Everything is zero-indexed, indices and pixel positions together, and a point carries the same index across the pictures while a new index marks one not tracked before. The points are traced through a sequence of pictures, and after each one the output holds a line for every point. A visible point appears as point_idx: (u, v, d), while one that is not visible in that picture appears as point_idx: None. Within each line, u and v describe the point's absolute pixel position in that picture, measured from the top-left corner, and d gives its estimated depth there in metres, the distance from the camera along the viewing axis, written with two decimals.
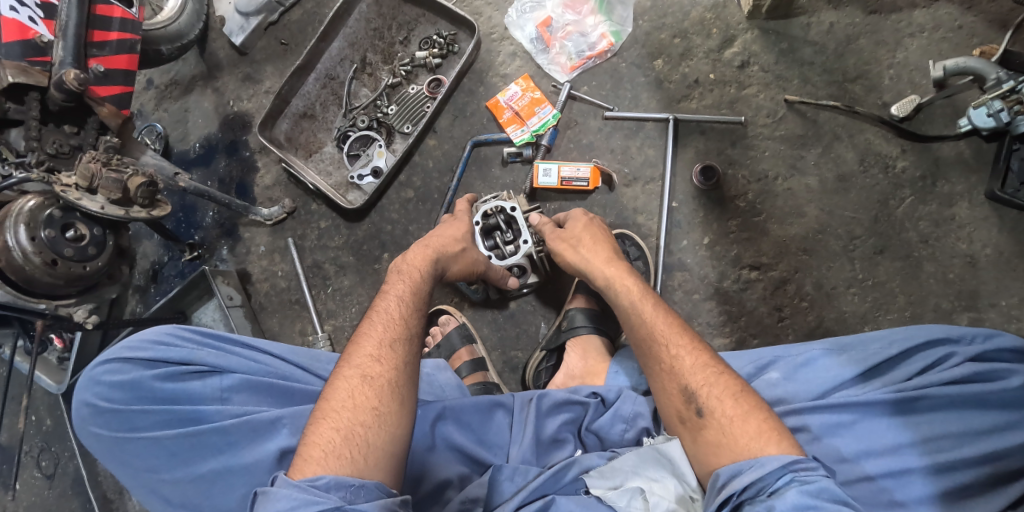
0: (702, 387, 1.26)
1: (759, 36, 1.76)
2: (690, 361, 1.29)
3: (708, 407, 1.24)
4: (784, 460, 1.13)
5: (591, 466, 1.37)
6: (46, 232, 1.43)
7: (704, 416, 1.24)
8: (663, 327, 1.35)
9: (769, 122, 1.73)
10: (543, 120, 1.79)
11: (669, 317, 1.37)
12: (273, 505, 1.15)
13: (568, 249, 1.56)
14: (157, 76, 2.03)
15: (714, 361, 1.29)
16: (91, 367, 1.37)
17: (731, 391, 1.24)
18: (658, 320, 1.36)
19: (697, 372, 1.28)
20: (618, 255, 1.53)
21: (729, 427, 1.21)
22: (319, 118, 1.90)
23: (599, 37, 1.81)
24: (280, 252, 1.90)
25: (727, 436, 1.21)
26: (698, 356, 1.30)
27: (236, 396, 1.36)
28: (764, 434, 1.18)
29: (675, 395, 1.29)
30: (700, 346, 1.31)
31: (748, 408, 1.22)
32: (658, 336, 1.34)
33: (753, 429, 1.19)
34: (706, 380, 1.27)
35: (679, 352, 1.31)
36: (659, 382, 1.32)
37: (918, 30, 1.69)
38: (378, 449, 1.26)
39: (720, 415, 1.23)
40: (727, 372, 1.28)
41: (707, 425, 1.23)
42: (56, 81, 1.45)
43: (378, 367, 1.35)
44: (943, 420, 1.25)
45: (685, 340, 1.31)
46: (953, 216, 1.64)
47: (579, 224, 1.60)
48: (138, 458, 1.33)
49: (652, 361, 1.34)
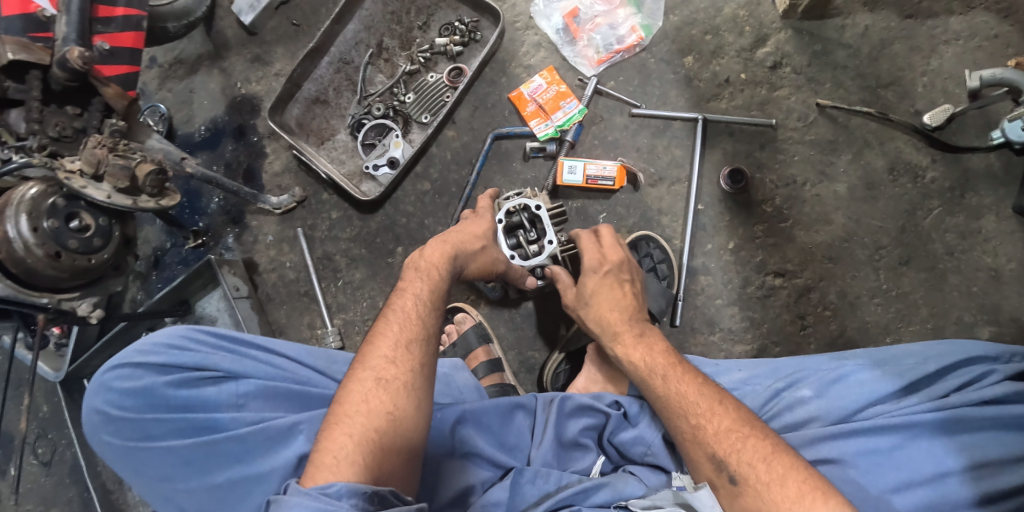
0: (730, 454, 1.22)
1: (793, 36, 1.72)
2: (712, 428, 1.26)
3: (742, 475, 1.20)
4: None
5: (626, 491, 1.34)
6: (48, 222, 1.34)
7: (738, 483, 1.21)
8: (681, 393, 1.31)
9: (799, 126, 1.70)
10: (568, 115, 1.73)
11: (685, 382, 1.32)
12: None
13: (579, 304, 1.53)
14: (160, 54, 1.92)
15: (737, 424, 1.25)
16: (102, 372, 1.31)
17: (762, 455, 1.20)
18: (670, 385, 1.33)
19: (722, 439, 1.24)
20: (633, 308, 1.47)
21: (765, 494, 1.17)
22: (332, 104, 1.82)
23: (629, 30, 1.75)
24: (289, 242, 1.83)
25: (765, 503, 1.17)
26: (720, 421, 1.26)
27: (252, 403, 1.30)
28: (807, 496, 1.14)
29: (704, 463, 1.25)
30: (719, 411, 1.27)
31: (784, 471, 1.18)
32: (678, 404, 1.30)
33: (793, 493, 1.15)
34: (733, 446, 1.23)
35: (699, 420, 1.27)
36: (686, 450, 1.28)
37: (954, 37, 1.67)
38: (390, 466, 1.21)
39: (754, 482, 1.19)
40: (751, 432, 1.23)
41: (743, 492, 1.20)
42: (59, 60, 1.35)
43: (394, 369, 1.29)
44: (983, 444, 1.27)
45: (702, 406, 1.27)
46: (980, 229, 1.63)
47: (591, 281, 1.51)
48: (152, 467, 1.27)
49: (674, 431, 1.30)
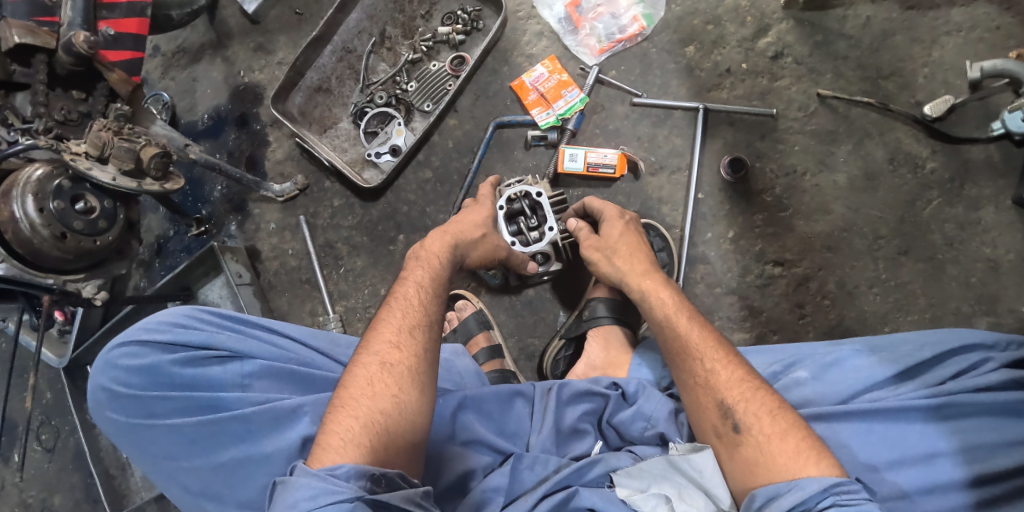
0: (739, 402, 1.27)
1: (794, 27, 1.73)
2: (726, 376, 1.30)
3: (746, 424, 1.25)
4: (826, 483, 1.15)
5: (618, 465, 1.39)
6: (54, 204, 1.35)
7: (741, 432, 1.25)
8: (699, 339, 1.36)
9: (800, 116, 1.70)
10: (570, 103, 1.74)
11: (704, 330, 1.37)
12: (292, 494, 1.12)
13: (601, 260, 1.55)
14: (164, 43, 1.95)
15: (749, 375, 1.30)
16: (108, 350, 1.32)
17: (768, 408, 1.26)
18: (693, 331, 1.37)
19: (733, 387, 1.29)
20: (653, 263, 1.51)
21: (765, 445, 1.22)
22: (335, 93, 1.83)
23: (631, 20, 1.76)
24: (291, 229, 1.85)
25: (764, 454, 1.22)
26: (734, 370, 1.31)
27: (257, 383, 1.31)
28: (802, 453, 1.20)
29: (711, 409, 1.29)
30: (735, 362, 1.32)
31: (786, 427, 1.23)
32: (695, 348, 1.35)
33: (791, 449, 1.20)
34: (742, 395, 1.28)
35: (714, 366, 1.32)
36: (693, 396, 1.33)
37: (955, 28, 1.67)
38: (395, 442, 1.22)
39: (757, 432, 1.24)
40: (762, 387, 1.29)
41: (744, 441, 1.25)
42: (64, 43, 1.37)
43: (398, 354, 1.30)
44: (976, 429, 1.29)
45: (720, 353, 1.32)
46: (979, 220, 1.63)
47: (615, 230, 1.55)
48: (156, 445, 1.28)
49: (685, 374, 1.34)
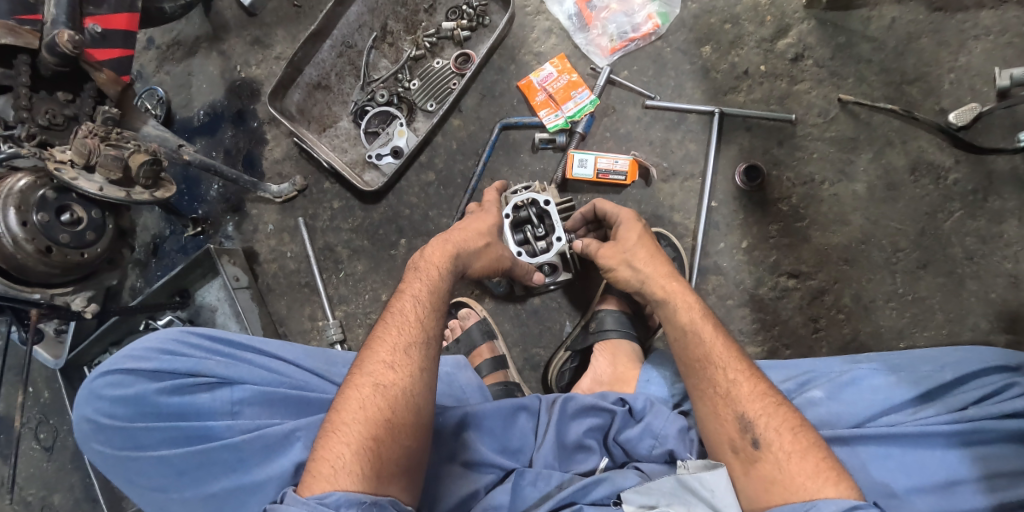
0: (760, 417, 1.23)
1: (816, 27, 1.66)
2: (748, 389, 1.26)
3: (766, 439, 1.21)
4: (844, 505, 1.10)
5: (624, 484, 1.32)
6: (38, 216, 1.30)
7: (759, 448, 1.21)
8: (719, 349, 1.30)
9: (819, 122, 1.64)
10: (580, 105, 1.67)
11: (725, 339, 1.32)
12: None
13: (620, 266, 1.45)
14: (158, 35, 1.87)
15: (771, 390, 1.26)
16: (91, 379, 1.28)
17: (790, 425, 1.21)
18: (715, 342, 1.31)
19: (755, 400, 1.24)
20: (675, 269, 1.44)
21: (785, 463, 1.18)
22: (334, 90, 1.75)
23: (645, 18, 1.69)
24: (290, 231, 1.78)
25: (782, 472, 1.18)
26: (755, 384, 1.26)
27: (248, 410, 1.28)
28: (822, 474, 1.16)
29: (729, 423, 1.25)
30: (757, 374, 1.28)
31: (807, 445, 1.19)
32: (714, 359, 1.30)
33: (811, 468, 1.17)
34: (764, 409, 1.24)
35: (736, 377, 1.27)
36: (710, 407, 1.28)
37: (984, 33, 1.60)
38: (393, 465, 1.18)
39: (777, 449, 1.20)
40: (785, 403, 1.25)
41: (762, 458, 1.20)
42: (47, 43, 1.28)
43: (393, 375, 1.25)
44: (999, 456, 1.25)
45: (742, 365, 1.28)
46: (1001, 234, 1.57)
47: (632, 233, 1.47)
48: (144, 477, 1.25)
49: (703, 385, 1.29)
